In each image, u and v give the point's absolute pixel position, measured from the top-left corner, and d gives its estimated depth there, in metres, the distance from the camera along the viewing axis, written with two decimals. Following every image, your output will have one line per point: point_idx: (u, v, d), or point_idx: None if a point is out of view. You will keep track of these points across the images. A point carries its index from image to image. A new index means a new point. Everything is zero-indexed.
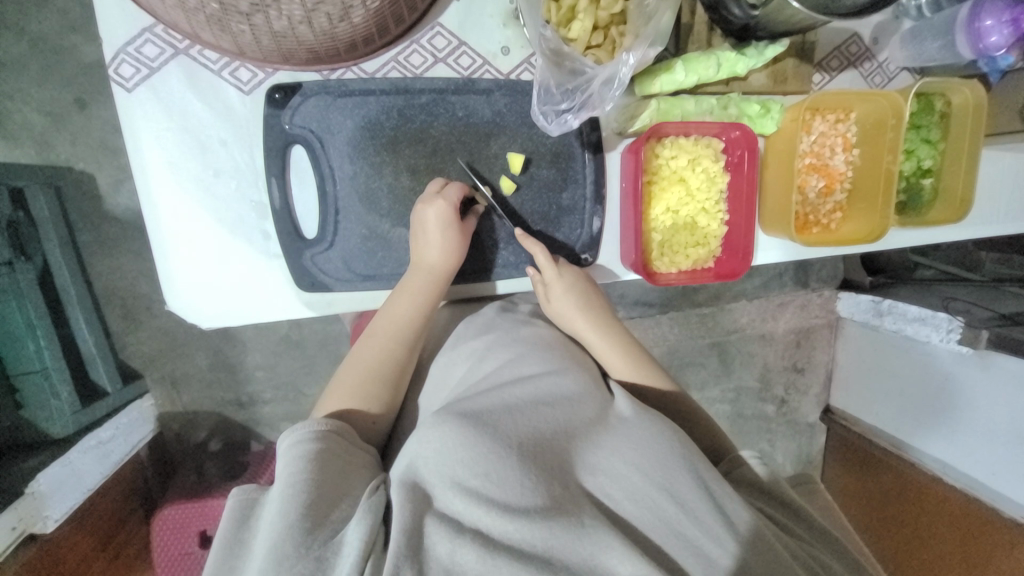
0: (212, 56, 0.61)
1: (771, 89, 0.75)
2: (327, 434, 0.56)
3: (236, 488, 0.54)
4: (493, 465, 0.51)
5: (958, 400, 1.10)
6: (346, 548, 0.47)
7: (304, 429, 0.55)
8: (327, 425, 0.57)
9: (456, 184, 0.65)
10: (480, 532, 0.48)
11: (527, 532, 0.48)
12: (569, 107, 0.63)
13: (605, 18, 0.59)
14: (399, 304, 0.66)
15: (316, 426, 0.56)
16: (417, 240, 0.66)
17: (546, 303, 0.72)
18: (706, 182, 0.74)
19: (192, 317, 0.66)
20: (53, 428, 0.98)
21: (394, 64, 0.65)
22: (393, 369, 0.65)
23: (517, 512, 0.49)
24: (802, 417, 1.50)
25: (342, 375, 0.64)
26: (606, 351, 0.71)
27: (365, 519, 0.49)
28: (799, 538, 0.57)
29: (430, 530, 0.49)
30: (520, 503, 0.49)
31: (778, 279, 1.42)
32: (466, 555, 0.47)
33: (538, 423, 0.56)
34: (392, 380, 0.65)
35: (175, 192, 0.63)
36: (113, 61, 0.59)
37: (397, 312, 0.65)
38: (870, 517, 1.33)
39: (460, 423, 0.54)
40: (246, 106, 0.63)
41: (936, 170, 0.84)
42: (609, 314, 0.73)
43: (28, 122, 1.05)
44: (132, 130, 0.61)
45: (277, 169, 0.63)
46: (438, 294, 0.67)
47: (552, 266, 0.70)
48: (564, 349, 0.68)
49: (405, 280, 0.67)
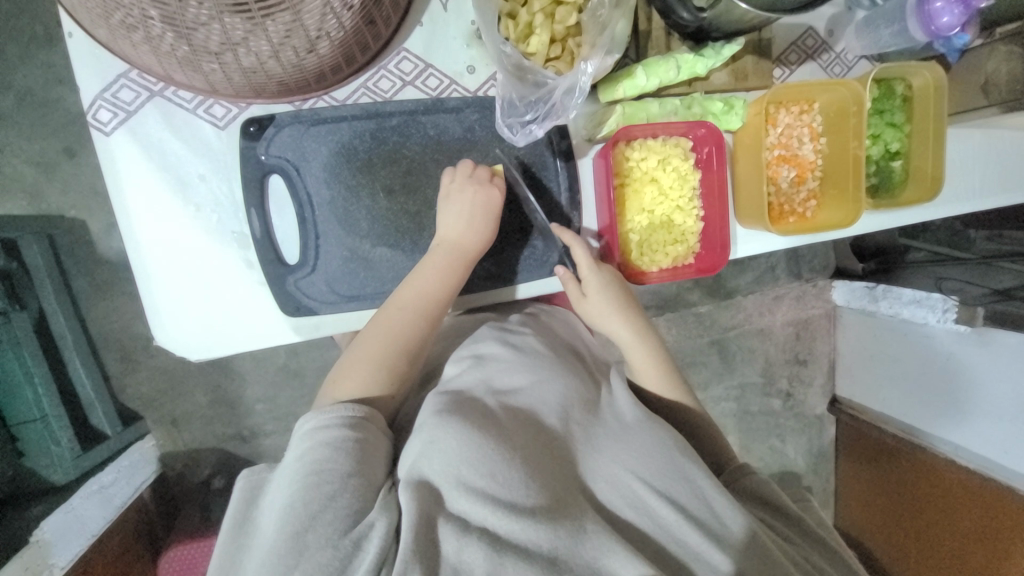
0: (186, 95, 0.63)
1: (733, 86, 0.77)
2: (354, 419, 0.55)
3: (247, 469, 0.56)
4: (497, 466, 0.51)
5: (963, 380, 1.10)
6: (369, 541, 0.47)
7: (331, 412, 0.55)
8: (355, 412, 0.56)
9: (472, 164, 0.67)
10: (487, 530, 0.48)
11: (532, 531, 0.48)
12: (534, 117, 0.66)
13: (561, 31, 0.60)
14: (422, 281, 0.65)
15: (343, 411, 0.55)
16: (443, 218, 0.67)
17: (581, 300, 0.73)
18: (677, 181, 0.75)
19: (181, 350, 0.67)
20: (55, 476, 0.99)
21: (364, 90, 0.67)
22: (415, 345, 0.64)
23: (522, 511, 0.49)
24: (809, 409, 1.49)
25: (362, 344, 0.63)
26: (632, 347, 0.73)
27: (385, 514, 0.49)
28: (790, 541, 0.58)
29: (443, 532, 0.48)
30: (524, 501, 0.50)
31: (770, 272, 1.43)
32: (474, 553, 0.47)
33: (530, 429, 0.56)
34: (411, 350, 0.64)
35: (158, 229, 0.64)
36: (91, 108, 0.61)
37: (421, 283, 0.65)
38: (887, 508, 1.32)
39: (464, 423, 0.54)
40: (222, 140, 0.65)
41: (904, 151, 0.86)
42: (639, 313, 0.75)
43: (19, 174, 1.08)
44: (113, 171, 0.63)
45: (255, 200, 0.65)
46: (459, 272, 0.67)
47: (589, 262, 0.71)
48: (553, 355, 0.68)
49: (428, 257, 0.66)
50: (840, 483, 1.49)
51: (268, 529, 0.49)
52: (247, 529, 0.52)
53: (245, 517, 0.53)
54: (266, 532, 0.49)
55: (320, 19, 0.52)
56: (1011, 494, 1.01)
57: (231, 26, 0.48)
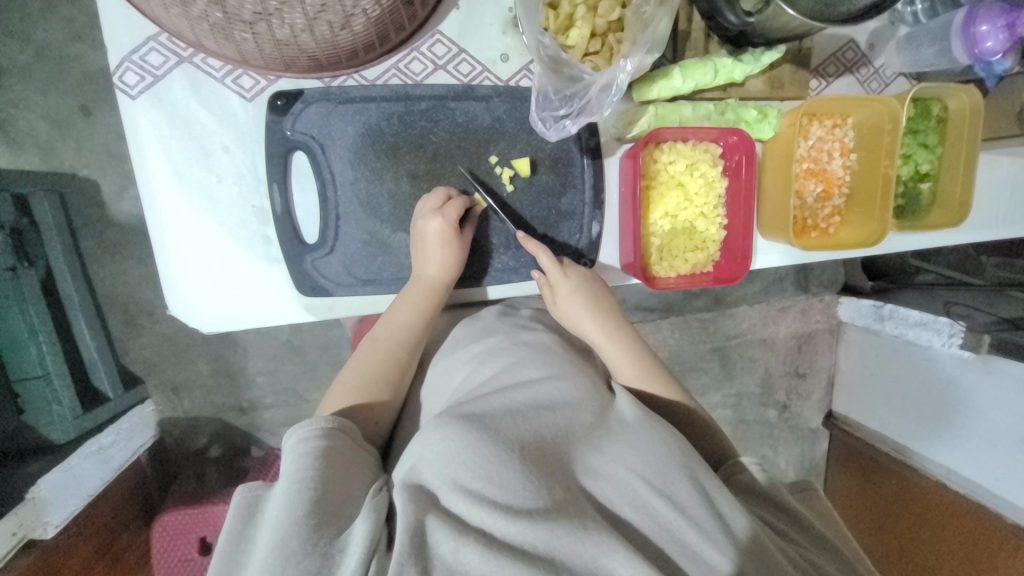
0: (215, 64, 0.62)
1: (769, 94, 0.76)
2: (333, 431, 0.55)
3: (242, 485, 0.54)
4: (495, 468, 0.51)
5: (962, 406, 1.10)
6: (350, 546, 0.47)
7: (312, 424, 0.55)
8: (332, 424, 0.55)
9: (434, 194, 0.66)
10: (482, 532, 0.48)
11: (529, 532, 0.48)
12: (568, 112, 0.64)
13: (603, 25, 0.59)
14: (400, 311, 0.66)
15: (322, 424, 0.55)
16: (417, 255, 0.66)
17: (553, 305, 0.72)
18: (704, 187, 0.74)
19: (192, 321, 0.66)
20: (53, 434, 0.99)
21: (395, 71, 0.66)
22: (394, 372, 0.65)
23: (519, 513, 0.48)
24: (804, 422, 1.49)
25: (346, 373, 0.65)
26: (613, 351, 0.71)
27: (369, 518, 0.49)
28: (792, 541, 0.57)
29: (432, 529, 0.48)
30: (521, 504, 0.49)
31: (779, 283, 1.42)
32: (470, 554, 0.47)
33: (540, 426, 0.55)
34: (394, 380, 0.65)
35: (179, 199, 0.63)
36: (118, 69, 0.60)
37: (399, 315, 0.66)
38: (872, 524, 1.33)
39: (462, 426, 0.53)
40: (249, 112, 0.63)
41: (934, 174, 0.85)
42: (617, 316, 0.73)
43: (33, 129, 1.06)
44: (135, 136, 0.62)
45: (278, 175, 0.64)
46: (437, 304, 0.67)
47: (556, 269, 0.70)
48: (564, 352, 0.68)
49: (405, 291, 0.67)
50: (829, 496, 1.50)
51: (262, 534, 0.48)
52: (246, 539, 0.50)
53: (241, 534, 0.50)
54: (257, 543, 0.48)
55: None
56: (1000, 521, 1.02)
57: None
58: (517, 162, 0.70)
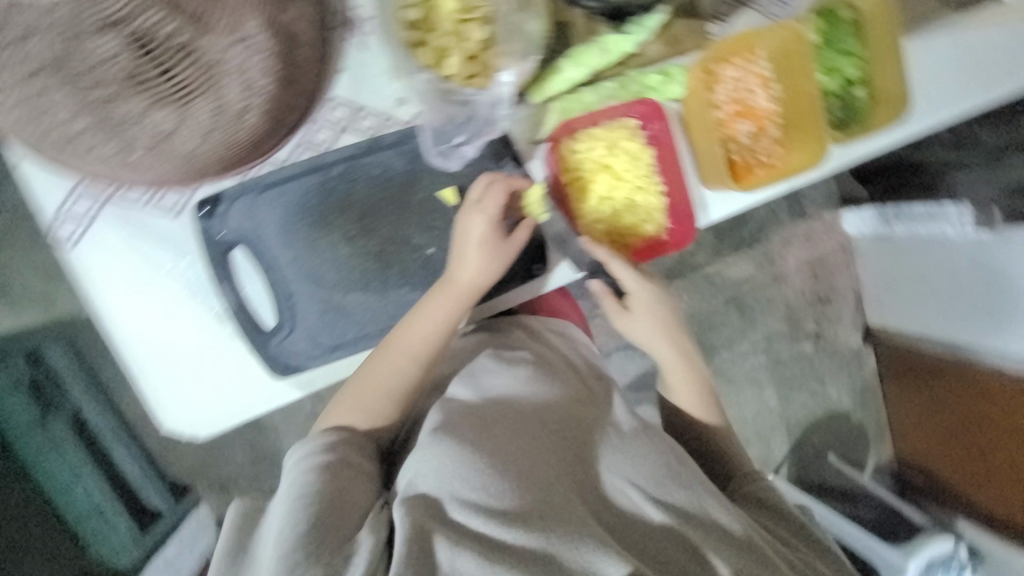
0: (134, 195, 0.65)
1: (670, 54, 0.76)
2: (331, 448, 0.63)
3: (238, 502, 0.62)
4: (489, 478, 0.57)
5: (993, 277, 0.99)
6: (355, 556, 0.53)
7: (313, 445, 0.63)
8: (331, 440, 0.64)
9: (501, 189, 0.69)
10: (482, 542, 0.53)
11: (520, 536, 0.53)
12: (464, 138, 0.68)
13: (473, 48, 0.62)
14: (419, 323, 0.68)
15: (321, 442, 0.63)
16: (454, 258, 0.69)
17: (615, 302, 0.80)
18: (630, 162, 0.74)
19: (182, 432, 0.69)
20: (120, 560, 1.09)
21: (303, 146, 0.68)
22: (402, 383, 0.69)
23: (511, 518, 0.54)
24: (843, 345, 1.47)
25: (355, 389, 0.69)
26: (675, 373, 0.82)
27: (372, 535, 0.56)
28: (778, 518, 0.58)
29: (437, 545, 0.52)
30: (502, 502, 0.56)
31: (773, 218, 1.40)
32: (468, 562, 0.51)
33: (538, 438, 0.63)
34: (404, 395, 0.70)
35: (140, 323, 0.67)
36: (52, 226, 0.64)
37: (417, 326, 0.68)
38: (942, 438, 1.23)
39: (459, 445, 0.60)
40: (179, 227, 0.67)
41: (868, 77, 0.81)
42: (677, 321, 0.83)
43: (31, 285, 1.14)
44: (87, 280, 0.66)
45: (223, 275, 0.67)
46: (460, 310, 0.69)
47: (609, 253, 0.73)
48: (547, 368, 0.74)
49: (426, 299, 0.69)
50: (890, 408, 1.45)
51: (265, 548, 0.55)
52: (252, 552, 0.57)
53: (244, 545, 0.58)
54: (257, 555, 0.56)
55: (242, 90, 0.55)
56: None
57: (162, 118, 0.52)
58: (439, 195, 0.71)
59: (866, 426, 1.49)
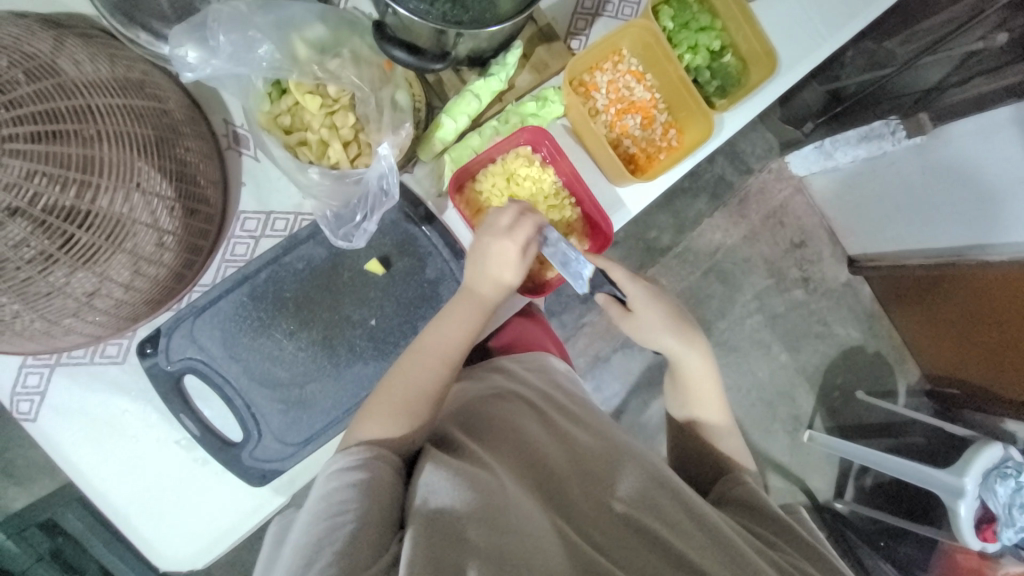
0: (80, 352, 0.68)
1: (540, 80, 0.81)
2: (374, 460, 0.55)
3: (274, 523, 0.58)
4: (503, 506, 0.50)
5: (954, 165, 0.98)
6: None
7: (355, 454, 0.55)
8: (373, 450, 0.56)
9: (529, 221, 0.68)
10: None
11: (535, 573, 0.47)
12: (363, 215, 0.70)
13: (349, 133, 0.68)
14: (449, 331, 0.67)
15: (365, 452, 0.55)
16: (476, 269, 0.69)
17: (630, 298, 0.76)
18: (533, 187, 0.78)
19: (185, 562, 0.72)
20: None
21: (227, 263, 0.73)
22: (433, 388, 0.64)
23: (526, 553, 0.48)
24: (833, 281, 1.45)
25: (385, 391, 0.62)
26: (696, 376, 0.76)
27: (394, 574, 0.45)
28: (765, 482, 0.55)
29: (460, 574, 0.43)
30: (526, 527, 0.49)
31: (723, 181, 1.38)
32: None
33: (545, 468, 0.59)
34: (434, 399, 0.64)
35: (114, 472, 0.70)
36: (12, 405, 0.68)
37: (445, 335, 0.66)
38: (962, 341, 1.21)
39: (465, 471, 0.54)
40: (129, 372, 0.70)
41: (730, 43, 0.87)
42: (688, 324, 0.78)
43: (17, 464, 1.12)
44: (54, 447, 0.68)
45: (180, 404, 0.70)
46: (480, 321, 0.68)
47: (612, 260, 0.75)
48: (535, 401, 0.70)
49: (453, 307, 0.69)
50: (898, 326, 1.44)
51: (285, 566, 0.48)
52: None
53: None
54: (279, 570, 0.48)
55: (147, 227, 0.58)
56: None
57: (85, 278, 0.55)
58: (367, 267, 0.74)
59: (883, 352, 1.46)
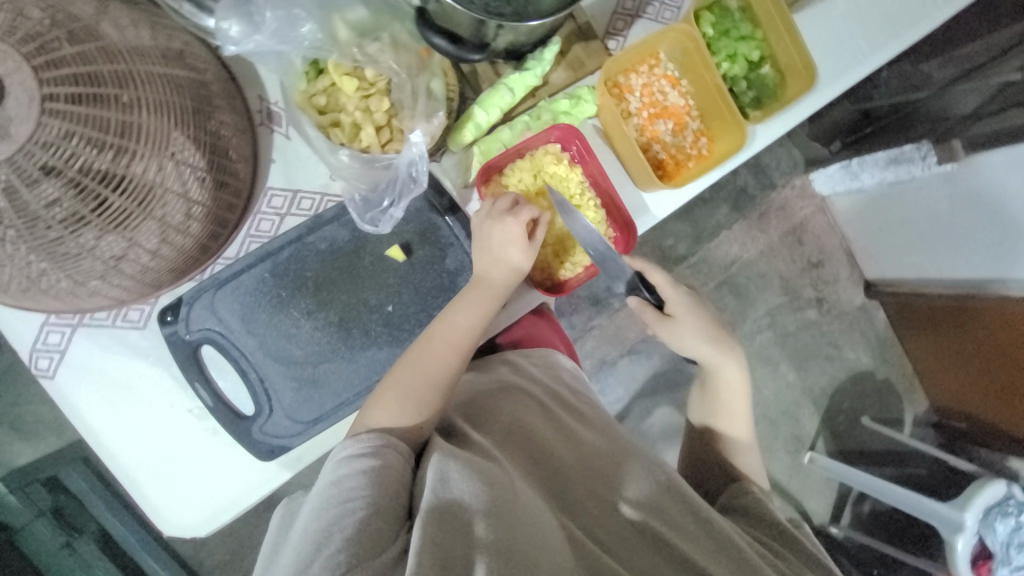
0: (102, 314, 0.69)
1: (575, 78, 0.80)
2: (382, 449, 0.54)
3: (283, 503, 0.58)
4: (512, 500, 0.50)
5: (979, 197, 0.96)
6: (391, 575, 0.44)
7: (362, 442, 0.54)
8: (379, 439, 0.55)
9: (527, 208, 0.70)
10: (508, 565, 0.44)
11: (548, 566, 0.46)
12: (390, 200, 0.70)
13: (382, 117, 0.68)
14: (457, 319, 0.68)
15: (370, 440, 0.54)
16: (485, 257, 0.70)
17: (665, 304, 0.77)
18: (560, 185, 0.78)
19: (189, 529, 0.73)
20: None
21: (251, 238, 0.73)
22: (441, 380, 0.64)
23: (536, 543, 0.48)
24: (847, 304, 1.43)
25: (393, 377, 0.64)
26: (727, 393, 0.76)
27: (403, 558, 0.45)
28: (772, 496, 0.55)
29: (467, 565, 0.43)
30: (535, 522, 0.49)
31: (745, 194, 1.37)
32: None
33: (553, 466, 0.59)
34: (442, 390, 0.64)
35: (127, 435, 0.71)
36: (32, 360, 0.69)
37: (456, 322, 0.67)
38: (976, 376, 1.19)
39: (475, 460, 0.53)
40: (148, 338, 0.71)
41: (769, 55, 0.86)
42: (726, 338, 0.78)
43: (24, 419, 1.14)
44: (70, 405, 0.69)
45: (196, 374, 0.70)
46: (493, 306, 0.69)
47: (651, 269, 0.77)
48: (548, 397, 0.70)
49: (466, 294, 0.69)
50: (912, 355, 1.42)
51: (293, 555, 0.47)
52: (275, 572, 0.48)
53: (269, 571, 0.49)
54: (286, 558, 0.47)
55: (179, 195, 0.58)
56: None
57: (113, 242, 0.56)
58: (388, 253, 0.75)
59: (892, 380, 1.44)
